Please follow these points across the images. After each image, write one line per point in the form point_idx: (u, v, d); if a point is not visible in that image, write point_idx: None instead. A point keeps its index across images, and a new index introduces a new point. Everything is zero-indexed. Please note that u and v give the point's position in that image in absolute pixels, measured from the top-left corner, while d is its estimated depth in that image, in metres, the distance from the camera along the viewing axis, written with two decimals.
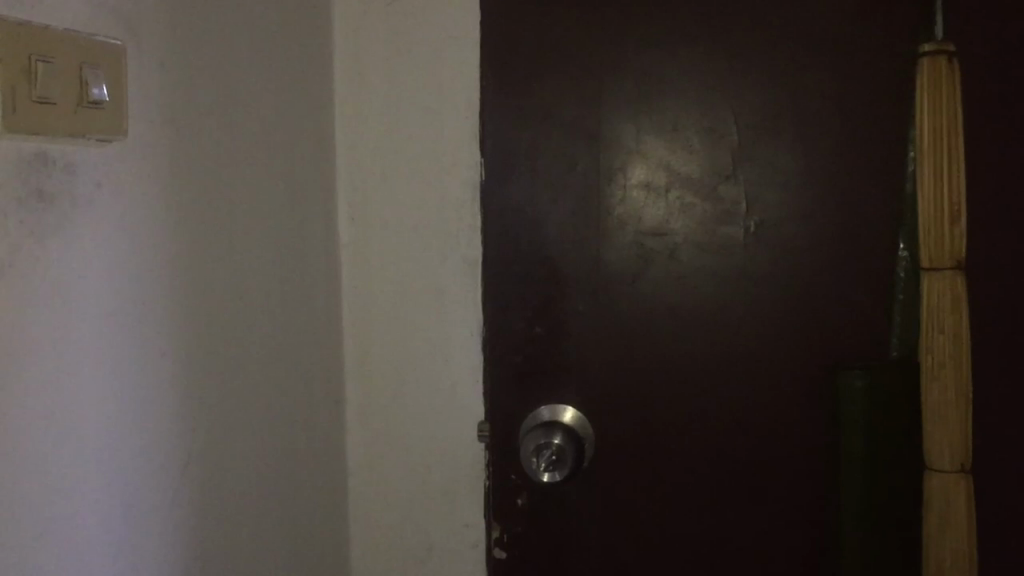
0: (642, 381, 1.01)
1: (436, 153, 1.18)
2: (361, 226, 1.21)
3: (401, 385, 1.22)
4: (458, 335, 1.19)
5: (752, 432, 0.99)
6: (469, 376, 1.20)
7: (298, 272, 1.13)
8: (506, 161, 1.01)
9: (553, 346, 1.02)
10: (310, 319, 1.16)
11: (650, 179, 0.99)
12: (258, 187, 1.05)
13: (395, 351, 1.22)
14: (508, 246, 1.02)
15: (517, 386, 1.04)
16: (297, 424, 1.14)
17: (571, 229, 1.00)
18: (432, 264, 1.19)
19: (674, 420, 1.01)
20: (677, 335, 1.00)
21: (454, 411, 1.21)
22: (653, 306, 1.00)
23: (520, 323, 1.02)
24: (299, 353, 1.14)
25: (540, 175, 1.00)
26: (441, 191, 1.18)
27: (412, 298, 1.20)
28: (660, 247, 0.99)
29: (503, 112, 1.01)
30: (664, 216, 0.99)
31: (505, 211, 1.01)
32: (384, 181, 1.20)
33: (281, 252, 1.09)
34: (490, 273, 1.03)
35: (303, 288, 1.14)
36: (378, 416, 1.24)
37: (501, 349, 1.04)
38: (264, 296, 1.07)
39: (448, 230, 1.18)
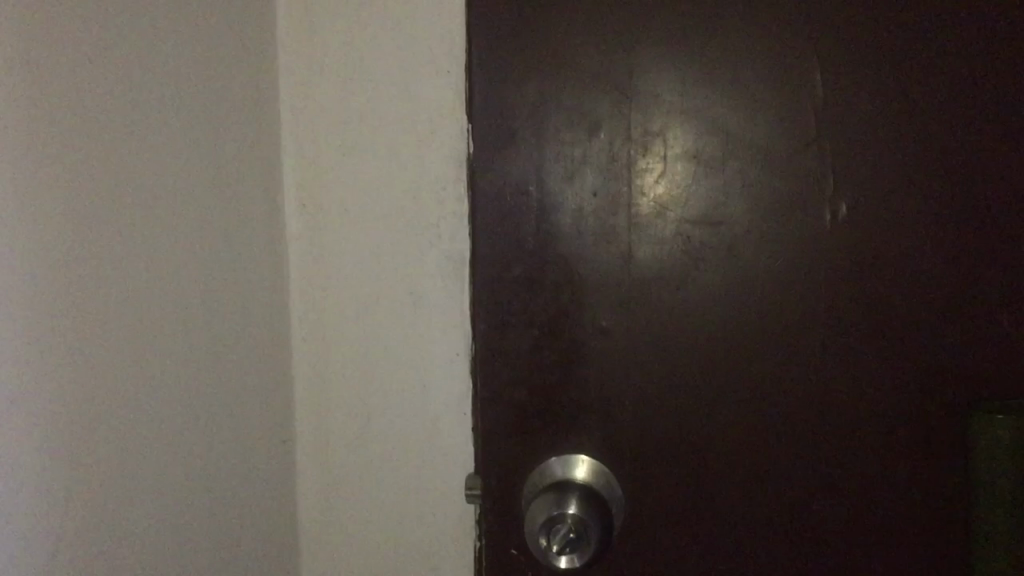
0: (690, 422, 0.75)
1: (409, 120, 0.91)
2: (314, 216, 0.95)
3: (368, 418, 0.96)
4: (440, 356, 0.92)
5: (839, 490, 0.74)
6: (455, 407, 0.93)
7: (221, 276, 0.87)
8: (503, 130, 0.73)
9: (568, 376, 0.76)
10: (242, 337, 0.90)
11: (701, 149, 0.72)
12: (156, 165, 0.79)
13: (359, 374, 0.95)
14: (505, 245, 0.75)
15: (519, 430, 0.77)
16: (224, 475, 0.88)
17: (592, 218, 0.73)
18: (405, 264, 0.92)
19: (732, 474, 0.75)
20: (737, 361, 0.74)
21: (437, 452, 0.94)
22: (704, 322, 0.74)
23: (522, 346, 0.76)
24: (226, 382, 0.88)
25: (548, 148, 0.73)
26: (417, 170, 0.91)
27: (380, 308, 0.93)
28: (714, 242, 0.72)
29: (500, 57, 0.74)
30: (721, 200, 0.72)
31: (503, 198, 0.74)
32: (343, 158, 0.93)
33: (193, 251, 0.83)
34: (480, 281, 0.76)
35: (230, 298, 0.88)
36: (339, 458, 0.98)
37: (496, 381, 0.77)
38: (169, 308, 0.81)
39: (426, 220, 0.91)
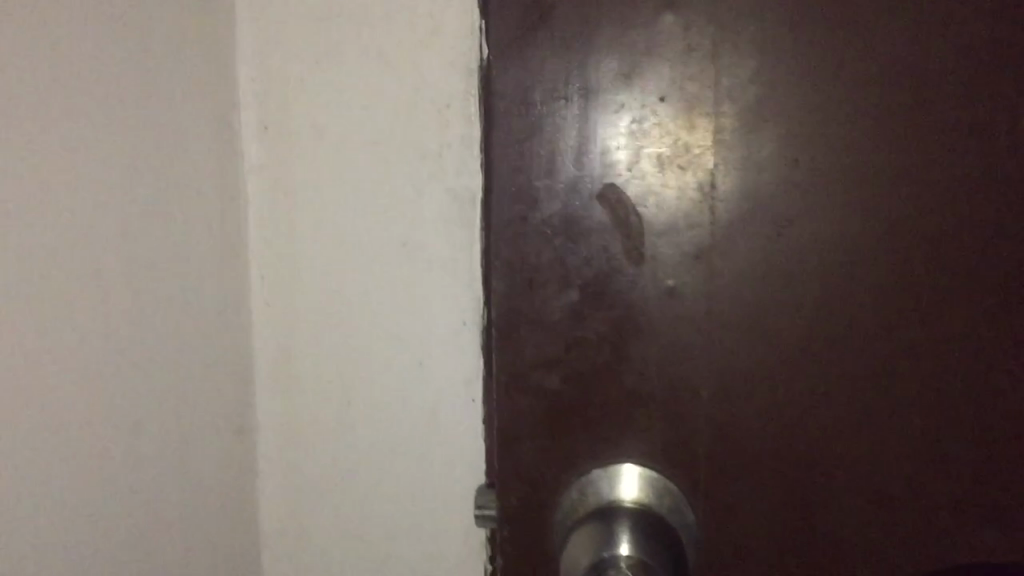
0: (789, 424, 0.54)
1: (406, 12, 0.68)
2: (280, 143, 0.73)
3: (349, 405, 0.74)
4: (442, 324, 0.70)
5: (1008, 521, 0.52)
6: (459, 393, 0.71)
7: (152, 216, 0.65)
8: (535, 8, 0.52)
9: (621, 356, 0.55)
10: (181, 297, 0.69)
11: (825, 34, 0.49)
12: (64, 57, 0.57)
13: (338, 348, 0.74)
14: (531, 173, 0.53)
15: (550, 431, 0.57)
16: (155, 477, 0.67)
17: (660, 134, 0.51)
18: (399, 204, 0.70)
19: (848, 497, 0.54)
20: (862, 342, 0.52)
21: (436, 451, 0.72)
22: (817, 285, 0.52)
23: (555, 318, 0.55)
24: (162, 355, 0.67)
25: (601, 34, 0.51)
26: (414, 80, 0.69)
27: (366, 262, 0.72)
28: (836, 169, 0.50)
29: None
30: (849, 109, 0.50)
31: (528, 106, 0.53)
32: (318, 65, 0.71)
33: (114, 179, 0.61)
34: (496, 223, 0.55)
35: (165, 245, 0.67)
36: (312, 456, 0.76)
37: (517, 365, 0.56)
38: (80, 255, 0.59)
39: (425, 145, 0.69)
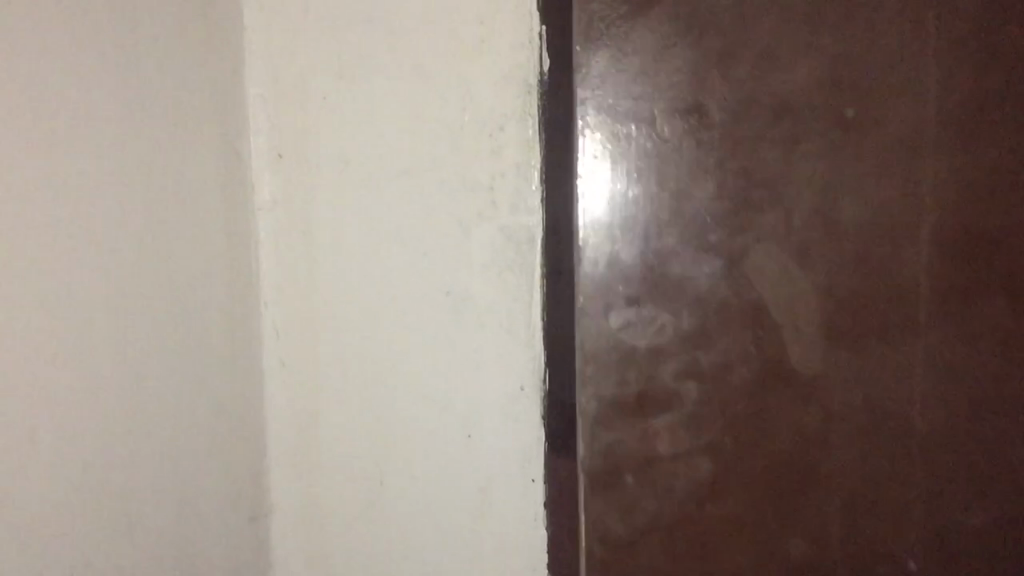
0: (876, 530, 0.52)
1: (447, 17, 0.57)
2: (296, 169, 0.62)
3: (382, 483, 0.62)
4: (492, 389, 0.59)
5: None
6: (515, 470, 0.59)
7: (129, 249, 0.54)
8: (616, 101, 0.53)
9: (754, 485, 0.54)
10: (170, 346, 0.58)
11: (895, 123, 0.50)
12: (3, 71, 0.47)
13: (367, 416, 0.62)
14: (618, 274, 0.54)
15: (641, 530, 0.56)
16: (145, 574, 0.56)
17: (761, 221, 0.51)
18: (442, 247, 0.59)
19: None
20: (927, 444, 0.51)
21: (488, 542, 0.60)
22: (896, 403, 0.51)
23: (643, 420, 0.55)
24: (148, 422, 0.56)
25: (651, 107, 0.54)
26: (459, 100, 0.57)
27: (401, 316, 0.60)
28: (894, 267, 0.50)
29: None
30: (937, 201, 0.50)
31: (613, 206, 0.53)
32: (344, 82, 0.60)
33: (80, 221, 0.51)
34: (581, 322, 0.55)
35: (149, 292, 0.56)
36: (338, 541, 0.64)
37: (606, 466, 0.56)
38: (32, 309, 0.48)
39: (474, 178, 0.58)
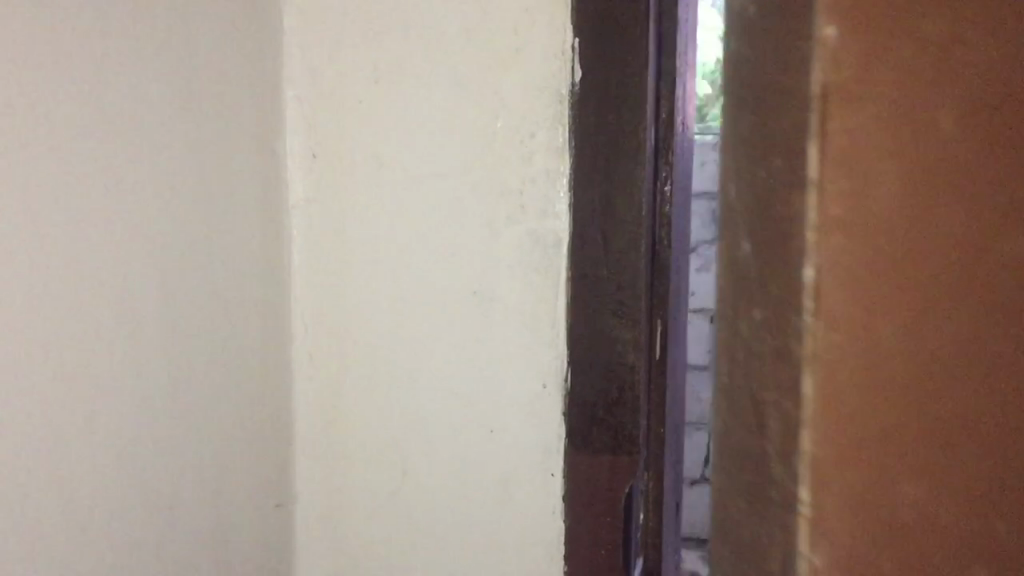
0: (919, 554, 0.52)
1: (483, 28, 0.60)
2: (330, 168, 0.65)
3: (404, 475, 0.64)
4: (514, 385, 0.61)
5: None
6: (536, 466, 0.61)
7: (176, 237, 0.56)
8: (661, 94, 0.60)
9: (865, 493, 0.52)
10: (212, 331, 0.60)
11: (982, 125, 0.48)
12: (78, 70, 0.49)
13: (393, 408, 0.64)
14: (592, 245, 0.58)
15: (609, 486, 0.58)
16: (181, 550, 0.58)
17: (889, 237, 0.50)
18: (471, 248, 0.61)
19: None
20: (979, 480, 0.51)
21: (509, 535, 0.62)
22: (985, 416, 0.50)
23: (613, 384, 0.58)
24: (191, 403, 0.58)
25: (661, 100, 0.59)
26: (491, 108, 0.60)
27: (429, 313, 0.63)
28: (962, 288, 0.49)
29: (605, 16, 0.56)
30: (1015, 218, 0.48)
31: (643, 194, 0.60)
32: (379, 86, 0.63)
33: (140, 217, 0.53)
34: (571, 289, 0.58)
35: (192, 279, 0.58)
36: (359, 529, 0.66)
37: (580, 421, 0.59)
38: (94, 290, 0.50)
39: (506, 183, 0.60)
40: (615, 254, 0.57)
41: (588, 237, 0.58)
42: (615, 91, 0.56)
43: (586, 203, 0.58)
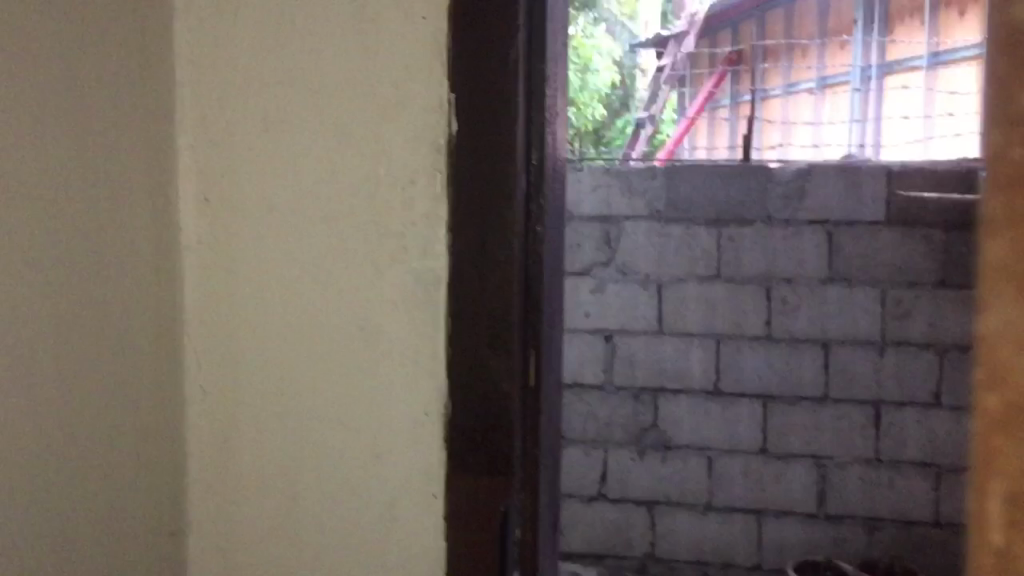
0: None
1: (367, 84, 0.64)
2: (220, 210, 0.68)
3: (294, 501, 0.68)
4: (398, 412, 0.65)
5: None
6: (418, 488, 0.65)
7: (66, 279, 0.59)
8: (532, 131, 0.65)
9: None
10: (104, 366, 0.62)
11: None
12: None
13: (282, 439, 0.68)
14: (477, 272, 0.63)
15: (491, 489, 0.64)
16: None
17: None
18: (357, 287, 0.65)
19: None
20: None
21: (395, 553, 0.66)
22: None
23: (498, 397, 0.64)
24: (82, 436, 0.61)
25: (531, 150, 0.66)
26: (374, 157, 0.65)
27: (318, 348, 0.67)
28: None
29: (479, 75, 0.63)
30: None
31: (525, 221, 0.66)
32: (268, 136, 0.66)
33: (29, 263, 0.56)
34: (460, 314, 0.64)
35: (84, 318, 0.61)
36: (251, 554, 0.69)
37: (468, 432, 0.64)
38: None
39: (389, 227, 0.65)
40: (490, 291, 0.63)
41: (469, 267, 0.63)
42: (491, 141, 0.63)
43: (462, 245, 0.64)
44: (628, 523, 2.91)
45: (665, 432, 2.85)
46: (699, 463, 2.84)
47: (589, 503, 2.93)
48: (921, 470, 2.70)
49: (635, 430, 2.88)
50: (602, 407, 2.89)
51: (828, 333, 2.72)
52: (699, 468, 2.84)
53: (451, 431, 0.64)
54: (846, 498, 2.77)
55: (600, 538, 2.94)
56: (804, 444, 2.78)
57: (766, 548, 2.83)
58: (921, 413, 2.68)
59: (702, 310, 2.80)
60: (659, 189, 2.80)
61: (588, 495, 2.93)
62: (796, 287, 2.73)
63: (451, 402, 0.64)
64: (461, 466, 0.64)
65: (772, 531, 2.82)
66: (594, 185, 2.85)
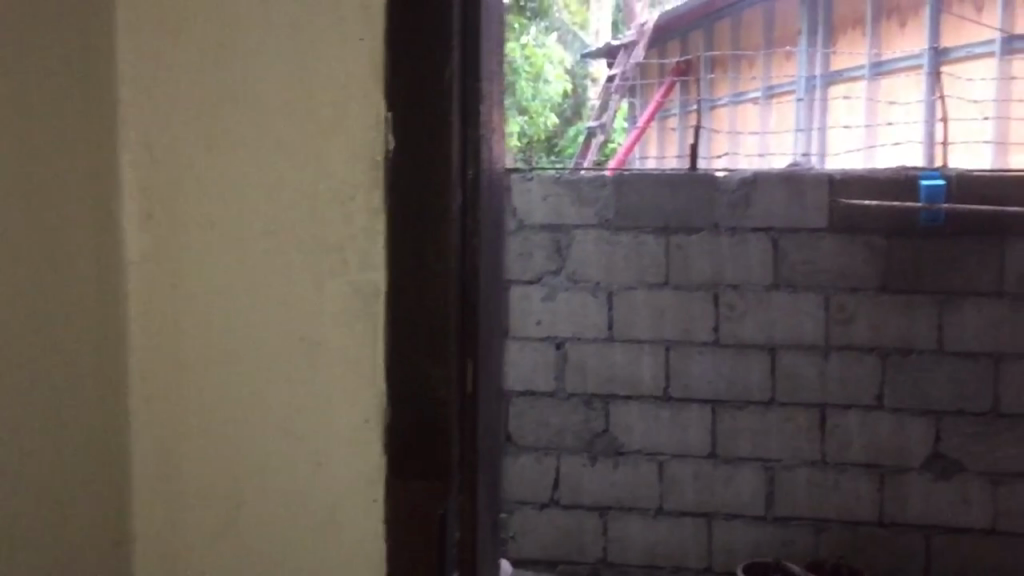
0: None
1: (307, 102, 0.67)
2: (165, 226, 0.69)
3: (238, 508, 0.70)
4: (340, 419, 0.68)
5: None
6: (360, 493, 0.67)
7: None
8: (468, 147, 0.68)
9: None
10: None
11: None
12: None
13: (225, 447, 0.69)
14: (415, 281, 0.66)
15: (430, 490, 0.66)
16: None
17: None
18: (298, 298, 0.67)
19: None
20: None
21: (337, 557, 0.68)
22: None
23: (437, 402, 0.66)
24: None
25: (468, 166, 0.68)
26: (315, 173, 0.67)
27: (261, 358, 0.68)
28: None
29: (415, 91, 0.65)
30: None
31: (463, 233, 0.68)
32: (211, 152, 0.68)
33: None
34: (399, 322, 0.66)
35: None
36: (196, 560, 0.71)
37: (408, 436, 0.66)
38: None
39: (329, 240, 0.67)
40: (429, 301, 0.65)
41: (407, 277, 0.66)
42: (427, 156, 0.65)
43: (401, 256, 0.66)
44: (580, 528, 2.94)
45: (617, 438, 2.90)
46: (649, 468, 2.89)
47: (541, 509, 2.96)
48: (864, 469, 2.79)
49: (586, 436, 2.92)
50: (554, 414, 2.93)
51: (774, 339, 2.80)
52: (650, 473, 2.89)
53: (392, 436, 0.66)
54: (792, 499, 2.83)
55: (553, 544, 2.97)
56: (751, 447, 2.84)
57: (715, 550, 2.88)
58: (865, 413, 2.77)
59: (651, 316, 2.85)
60: (608, 199, 2.85)
61: (541, 501, 2.96)
62: (742, 293, 2.80)
63: (392, 407, 0.66)
64: (401, 469, 0.66)
65: (721, 533, 2.87)
66: (544, 195, 2.88)
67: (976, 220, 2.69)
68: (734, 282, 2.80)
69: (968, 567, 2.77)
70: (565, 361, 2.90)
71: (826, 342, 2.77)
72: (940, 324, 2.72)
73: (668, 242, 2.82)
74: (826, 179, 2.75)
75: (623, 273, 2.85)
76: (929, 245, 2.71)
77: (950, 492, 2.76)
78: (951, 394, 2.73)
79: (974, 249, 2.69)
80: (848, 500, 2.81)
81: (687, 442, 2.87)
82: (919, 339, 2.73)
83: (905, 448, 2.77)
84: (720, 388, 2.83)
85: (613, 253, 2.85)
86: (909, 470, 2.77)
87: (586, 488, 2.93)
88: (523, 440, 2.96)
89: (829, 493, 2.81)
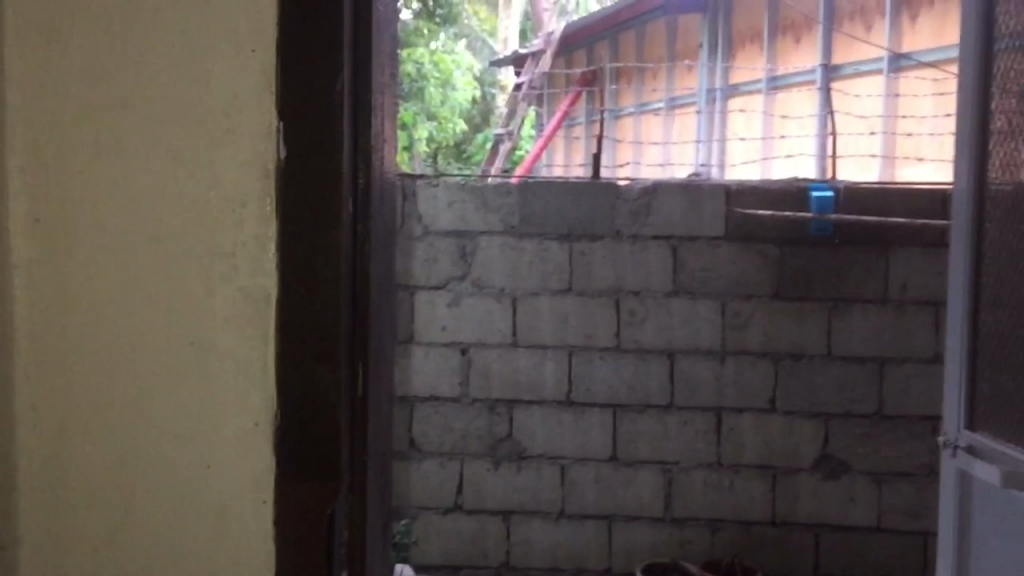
0: None
1: (197, 111, 0.68)
2: (52, 231, 0.69)
3: (126, 513, 0.70)
4: (230, 423, 0.69)
5: None
6: (249, 495, 0.69)
7: None
8: (359, 157, 0.70)
9: None
10: None
11: None
12: None
13: (112, 452, 0.70)
14: (305, 287, 0.67)
15: (320, 489, 0.68)
16: None
17: None
18: (188, 303, 0.68)
19: None
20: None
21: (226, 558, 0.69)
22: None
23: (327, 404, 0.68)
24: None
25: (358, 176, 0.71)
26: (205, 180, 0.68)
27: (150, 363, 0.69)
28: None
29: (306, 103, 0.67)
30: None
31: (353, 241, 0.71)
32: (100, 159, 0.69)
33: None
34: (289, 327, 0.68)
35: None
36: (82, 565, 0.71)
37: (298, 437, 0.68)
38: None
39: (219, 246, 0.68)
40: (319, 307, 0.68)
41: (297, 283, 0.67)
42: (317, 166, 0.67)
43: (291, 262, 0.67)
44: (483, 533, 2.97)
45: (520, 442, 2.94)
46: (552, 472, 2.93)
47: (445, 514, 2.97)
48: (757, 470, 2.89)
49: (489, 440, 2.95)
50: (458, 419, 2.94)
51: (673, 344, 2.87)
52: (552, 476, 2.93)
53: (282, 438, 0.68)
54: (689, 500, 2.91)
55: (456, 549, 2.98)
56: (650, 450, 2.91)
57: (615, 552, 2.94)
58: (759, 416, 2.87)
59: (553, 322, 2.89)
60: (513, 206, 2.89)
61: (444, 506, 2.97)
62: (642, 300, 2.87)
63: (283, 410, 0.68)
64: (291, 470, 0.68)
65: (621, 534, 2.93)
66: (449, 201, 2.90)
67: (862, 231, 2.82)
68: (635, 289, 2.87)
69: (854, 563, 2.89)
70: (469, 366, 2.93)
71: (722, 347, 2.86)
72: (829, 330, 2.83)
73: (570, 249, 2.87)
74: (723, 190, 2.84)
75: (526, 279, 2.89)
76: (819, 254, 2.83)
77: (837, 491, 2.88)
78: (838, 397, 2.85)
79: (860, 258, 2.82)
80: (743, 501, 2.90)
81: (588, 445, 2.92)
82: (809, 345, 2.85)
83: (796, 449, 2.88)
84: (621, 392, 2.90)
85: (517, 259, 2.89)
86: (800, 471, 2.88)
87: (489, 492, 2.96)
88: (426, 446, 2.97)
89: (724, 494, 2.90)
